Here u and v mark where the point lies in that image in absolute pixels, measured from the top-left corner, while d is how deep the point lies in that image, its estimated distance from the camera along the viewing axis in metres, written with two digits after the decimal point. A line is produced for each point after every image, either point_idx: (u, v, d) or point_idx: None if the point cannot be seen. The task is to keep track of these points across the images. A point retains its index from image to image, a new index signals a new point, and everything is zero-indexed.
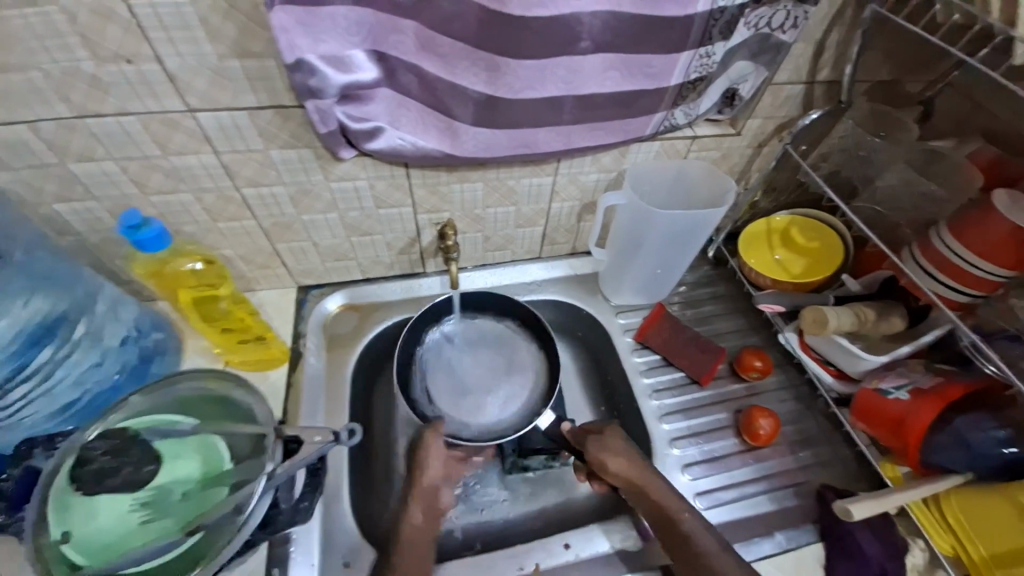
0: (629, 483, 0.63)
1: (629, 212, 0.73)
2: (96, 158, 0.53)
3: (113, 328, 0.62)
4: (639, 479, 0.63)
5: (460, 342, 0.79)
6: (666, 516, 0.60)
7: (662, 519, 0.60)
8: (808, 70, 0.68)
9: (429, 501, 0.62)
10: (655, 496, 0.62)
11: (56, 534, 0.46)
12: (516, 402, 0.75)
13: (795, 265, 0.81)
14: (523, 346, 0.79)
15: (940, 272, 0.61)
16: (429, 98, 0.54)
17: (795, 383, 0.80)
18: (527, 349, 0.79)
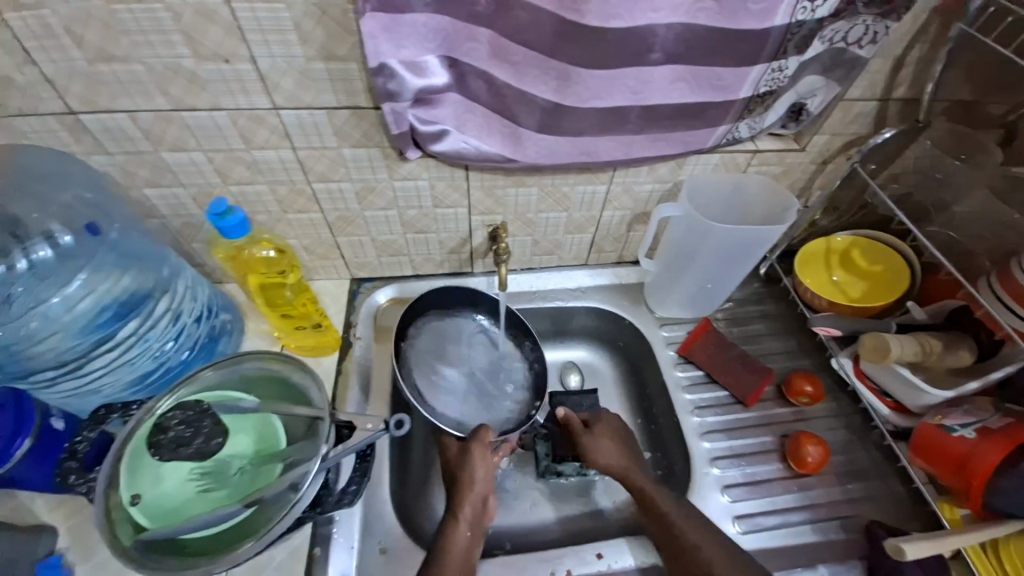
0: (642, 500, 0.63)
1: (684, 224, 0.72)
2: (187, 149, 0.58)
3: (191, 306, 0.65)
4: (654, 498, 0.63)
5: (453, 337, 0.77)
6: (663, 521, 0.61)
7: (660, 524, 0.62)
8: (883, 87, 0.66)
9: (471, 502, 0.60)
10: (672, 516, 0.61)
11: (126, 496, 0.48)
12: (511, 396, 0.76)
13: (853, 289, 0.78)
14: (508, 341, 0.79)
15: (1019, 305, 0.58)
16: (497, 105, 0.56)
17: (847, 412, 0.77)
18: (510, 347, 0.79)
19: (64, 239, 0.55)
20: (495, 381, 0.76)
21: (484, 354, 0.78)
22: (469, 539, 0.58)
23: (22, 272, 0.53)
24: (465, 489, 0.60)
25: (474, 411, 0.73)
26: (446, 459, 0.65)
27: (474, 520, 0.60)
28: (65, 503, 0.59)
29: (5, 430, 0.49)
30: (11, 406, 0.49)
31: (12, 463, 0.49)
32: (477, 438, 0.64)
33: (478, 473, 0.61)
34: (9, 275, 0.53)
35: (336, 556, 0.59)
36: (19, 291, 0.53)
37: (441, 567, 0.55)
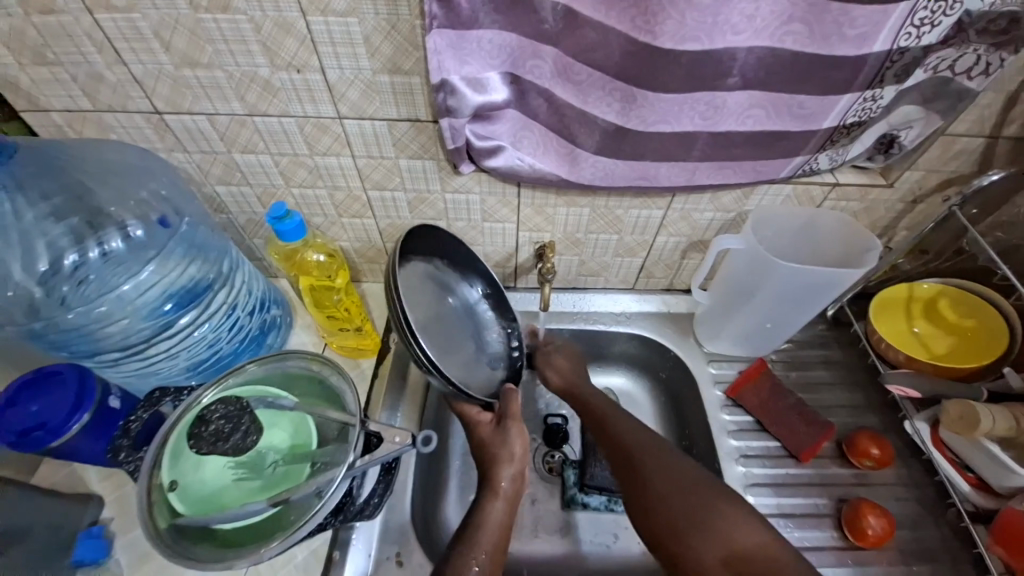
0: (624, 449, 0.60)
1: (745, 258, 0.67)
2: (256, 151, 0.60)
3: (246, 298, 0.68)
4: (632, 446, 0.59)
5: (421, 285, 0.62)
6: (619, 444, 0.60)
7: (616, 447, 0.61)
8: (994, 123, 0.58)
9: (510, 482, 0.56)
10: (644, 460, 0.58)
11: (166, 481, 0.50)
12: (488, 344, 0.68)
13: (937, 344, 0.69)
14: (465, 285, 0.68)
15: None
16: (556, 123, 0.54)
17: (918, 482, 0.68)
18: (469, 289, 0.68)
19: (135, 232, 0.59)
20: (471, 331, 0.66)
21: (446, 306, 0.65)
22: (506, 516, 0.54)
23: (94, 261, 0.57)
24: (500, 466, 0.56)
25: (476, 372, 0.64)
26: (477, 437, 0.59)
27: (511, 498, 0.56)
28: (112, 476, 0.64)
29: (67, 404, 0.52)
30: (74, 384, 0.53)
31: (67, 437, 0.52)
32: (510, 414, 0.59)
33: (514, 447, 0.57)
34: (81, 263, 0.56)
35: (354, 556, 0.59)
36: (90, 278, 0.56)
37: (472, 541, 0.51)
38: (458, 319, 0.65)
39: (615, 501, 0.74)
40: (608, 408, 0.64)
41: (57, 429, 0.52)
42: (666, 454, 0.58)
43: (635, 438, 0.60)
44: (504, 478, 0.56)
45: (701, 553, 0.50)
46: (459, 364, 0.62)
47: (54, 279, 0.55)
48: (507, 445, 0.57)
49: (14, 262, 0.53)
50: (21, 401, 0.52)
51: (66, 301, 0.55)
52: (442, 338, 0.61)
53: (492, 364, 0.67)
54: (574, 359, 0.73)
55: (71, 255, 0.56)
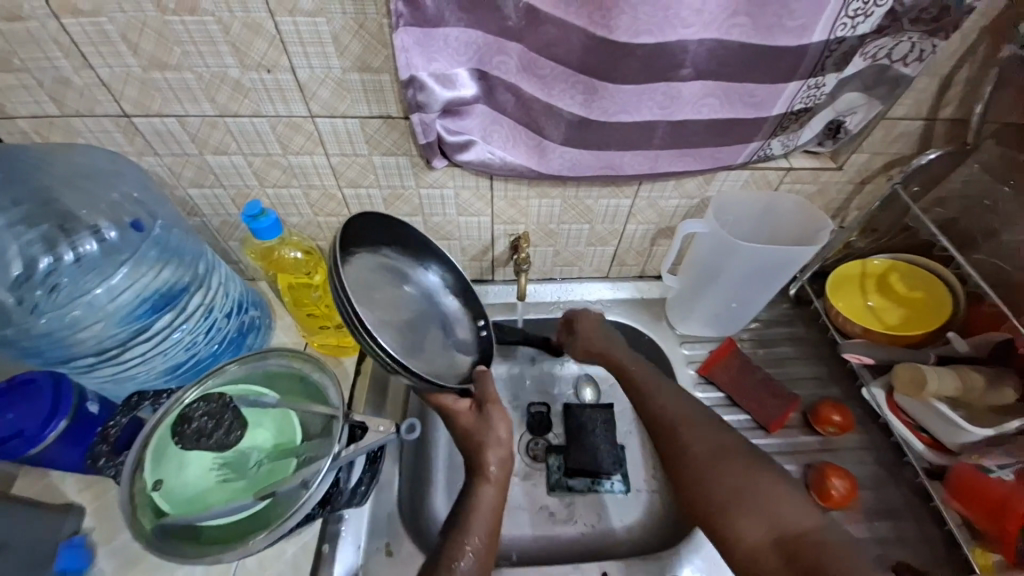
0: (668, 424, 0.62)
1: (710, 241, 0.70)
2: (228, 152, 0.61)
3: (224, 300, 0.67)
4: (673, 421, 0.62)
5: (373, 279, 0.62)
6: (665, 422, 0.62)
7: (661, 425, 0.63)
8: (929, 106, 0.63)
9: (499, 467, 0.58)
10: (688, 438, 0.60)
11: (150, 480, 0.51)
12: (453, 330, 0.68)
13: (891, 316, 0.74)
14: (421, 274, 0.68)
15: None
16: (523, 117, 0.57)
17: (878, 445, 0.73)
18: (427, 277, 0.68)
19: (108, 233, 0.59)
20: (433, 317, 0.67)
21: (402, 297, 0.64)
22: (497, 499, 0.56)
23: (67, 264, 0.57)
24: (487, 450, 0.58)
25: (443, 357, 0.65)
26: (458, 425, 0.60)
27: (501, 482, 0.58)
28: (92, 486, 0.63)
29: (43, 412, 0.52)
30: (50, 392, 0.53)
31: (43, 446, 0.52)
32: (491, 399, 0.60)
33: (500, 431, 0.59)
34: (55, 266, 0.56)
35: (343, 552, 0.59)
36: (63, 281, 0.56)
37: (463, 527, 0.54)
38: (416, 307, 0.65)
39: (598, 482, 0.77)
40: (651, 384, 0.67)
41: (32, 437, 0.51)
42: (717, 434, 0.60)
43: (683, 418, 0.62)
44: (492, 462, 0.57)
45: (748, 532, 0.51)
46: (425, 352, 0.63)
47: (27, 284, 0.55)
48: (494, 429, 0.59)
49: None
50: None
51: (40, 304, 0.55)
52: (403, 330, 0.61)
53: (459, 344, 0.68)
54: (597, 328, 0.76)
55: (44, 258, 0.56)
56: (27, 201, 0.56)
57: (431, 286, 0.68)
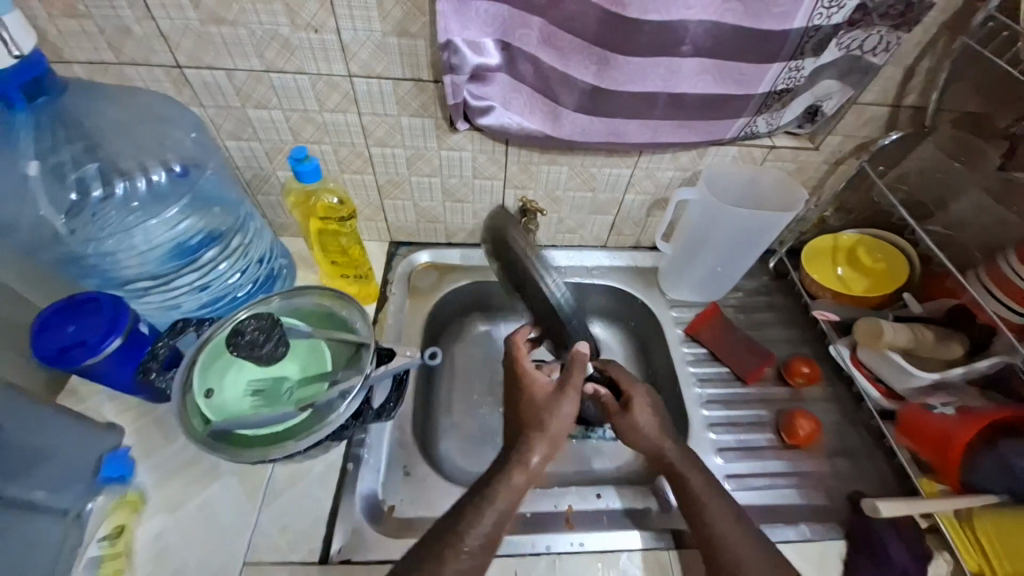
0: (691, 496, 0.61)
1: (700, 209, 0.78)
2: (268, 107, 0.66)
3: (258, 246, 0.73)
4: (699, 492, 0.61)
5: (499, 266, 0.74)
6: (691, 496, 0.61)
7: (688, 500, 0.61)
8: (895, 94, 0.72)
9: (549, 440, 0.59)
10: (719, 521, 0.58)
11: (200, 390, 0.57)
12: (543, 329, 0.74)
13: (857, 284, 0.83)
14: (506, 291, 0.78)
15: (998, 290, 0.65)
16: (541, 85, 0.64)
17: (841, 396, 0.81)
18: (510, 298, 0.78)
19: (177, 168, 0.65)
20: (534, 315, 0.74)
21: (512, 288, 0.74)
22: (525, 488, 0.57)
23: (140, 191, 0.64)
24: (537, 431, 0.59)
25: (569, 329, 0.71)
26: (532, 397, 0.61)
27: (534, 476, 0.58)
28: (131, 409, 0.67)
29: (104, 324, 0.56)
30: (109, 308, 0.57)
31: (103, 356, 0.56)
32: (572, 382, 0.61)
33: (557, 423, 0.59)
34: (130, 192, 0.63)
35: (365, 472, 0.65)
36: (136, 205, 0.63)
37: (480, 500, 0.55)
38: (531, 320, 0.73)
39: (591, 430, 0.81)
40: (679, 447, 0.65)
41: (94, 347, 0.55)
42: (723, 502, 0.60)
43: (676, 462, 0.63)
44: (535, 454, 0.58)
45: None
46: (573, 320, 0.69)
47: (105, 204, 0.62)
48: (559, 413, 0.60)
49: (51, 191, 0.59)
50: (59, 322, 0.55)
51: (117, 223, 0.62)
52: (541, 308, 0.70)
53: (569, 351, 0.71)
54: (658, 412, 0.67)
55: (120, 183, 0.63)
56: (83, 138, 0.61)
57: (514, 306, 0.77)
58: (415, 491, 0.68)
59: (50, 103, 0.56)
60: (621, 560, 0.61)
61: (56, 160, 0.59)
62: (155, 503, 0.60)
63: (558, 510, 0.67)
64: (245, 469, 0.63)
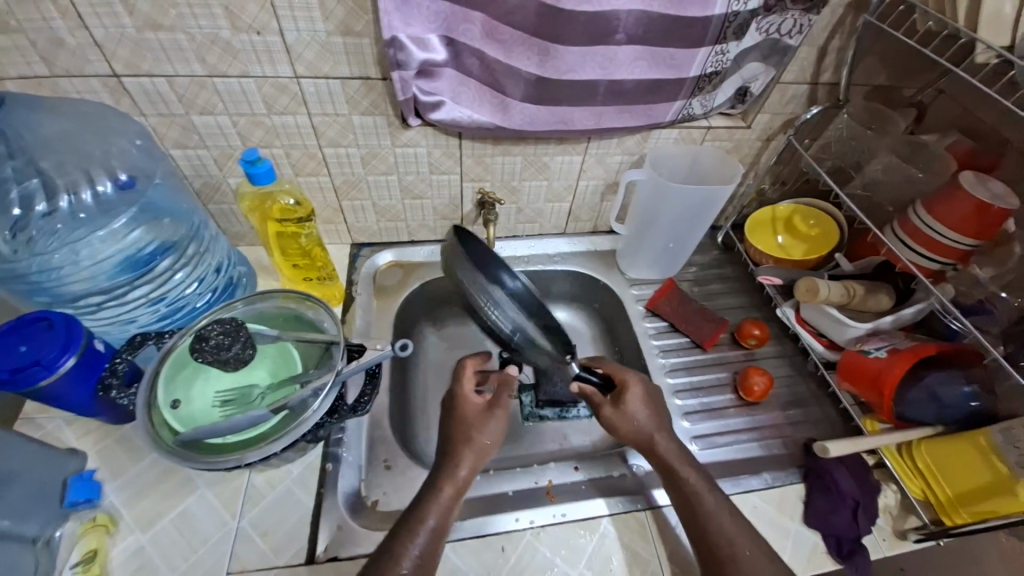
0: (668, 464, 0.63)
1: (649, 188, 0.82)
2: (214, 113, 0.66)
3: (214, 255, 0.72)
4: (674, 460, 0.63)
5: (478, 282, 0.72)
6: (668, 465, 0.63)
7: (666, 467, 0.63)
8: (811, 72, 0.79)
9: (473, 451, 0.61)
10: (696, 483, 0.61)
11: (166, 402, 0.56)
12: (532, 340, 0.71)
13: (795, 249, 0.90)
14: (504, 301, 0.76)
15: (912, 240, 0.72)
16: (487, 77, 0.66)
17: (790, 353, 0.88)
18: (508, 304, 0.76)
19: (123, 177, 0.63)
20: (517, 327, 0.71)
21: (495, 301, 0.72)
22: (452, 500, 0.57)
23: (87, 203, 0.62)
24: (464, 443, 0.61)
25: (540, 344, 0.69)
26: (461, 412, 0.64)
27: (461, 487, 0.58)
28: (93, 432, 0.64)
29: (58, 341, 0.54)
30: (63, 327, 0.55)
31: (59, 375, 0.54)
32: (500, 402, 0.65)
33: (486, 438, 0.62)
34: (76, 205, 0.61)
35: (345, 469, 0.65)
36: (84, 218, 0.61)
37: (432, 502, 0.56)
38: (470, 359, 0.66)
39: (566, 410, 0.83)
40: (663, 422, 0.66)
41: (51, 365, 0.53)
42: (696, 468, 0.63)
43: (657, 433, 0.65)
44: (462, 467, 0.59)
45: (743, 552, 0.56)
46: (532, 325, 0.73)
47: (51, 219, 0.60)
48: (487, 430, 0.62)
49: None
50: (9, 343, 0.53)
51: (66, 237, 0.60)
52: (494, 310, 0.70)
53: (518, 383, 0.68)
54: (650, 391, 0.69)
55: (65, 196, 0.60)
56: (21, 153, 0.58)
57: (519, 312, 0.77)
58: (397, 483, 0.67)
59: None
60: (602, 525, 0.64)
61: None
62: (127, 523, 0.59)
63: (538, 486, 0.70)
64: (220, 480, 0.62)
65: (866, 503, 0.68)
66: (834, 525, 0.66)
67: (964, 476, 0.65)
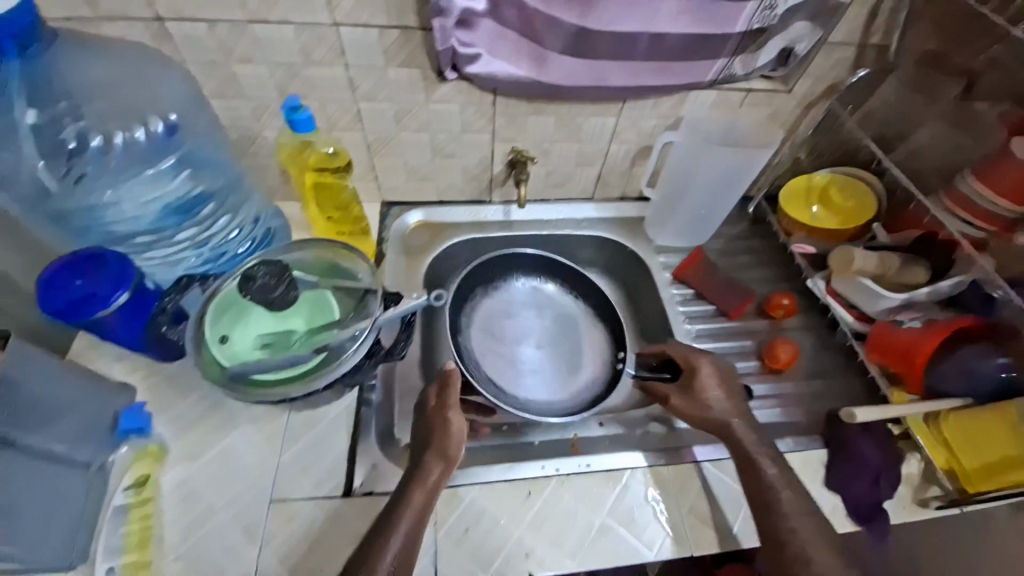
0: (747, 459, 0.63)
1: (684, 152, 0.82)
2: (253, 62, 0.66)
3: (253, 205, 0.74)
4: (750, 452, 0.63)
5: (510, 316, 0.86)
6: (745, 456, 0.63)
7: (742, 459, 0.63)
8: (861, 34, 0.74)
9: (439, 451, 0.59)
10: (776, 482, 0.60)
11: (214, 337, 0.59)
12: (575, 366, 0.83)
13: (829, 222, 0.87)
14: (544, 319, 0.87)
15: (955, 209, 0.72)
16: (526, 30, 0.65)
17: (818, 325, 0.87)
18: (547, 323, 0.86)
19: (172, 120, 0.64)
20: (557, 359, 0.83)
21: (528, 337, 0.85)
22: (423, 502, 0.56)
23: (140, 142, 0.63)
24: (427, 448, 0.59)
25: (581, 371, 0.82)
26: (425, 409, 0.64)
27: (433, 489, 0.57)
28: (140, 369, 0.67)
29: (112, 278, 0.56)
30: (116, 264, 0.57)
31: (113, 310, 0.56)
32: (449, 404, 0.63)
33: (453, 439, 0.60)
34: (130, 143, 0.62)
35: (377, 415, 0.67)
36: (137, 157, 0.63)
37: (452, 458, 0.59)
38: (535, 388, 0.80)
39: None
40: (741, 413, 0.66)
41: (105, 300, 0.56)
42: (767, 458, 0.62)
43: (733, 424, 0.65)
44: (434, 470, 0.58)
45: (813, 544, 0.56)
46: (553, 321, 0.87)
47: (104, 156, 0.61)
48: (451, 430, 0.60)
49: (43, 140, 0.58)
50: (66, 276, 0.56)
51: (117, 174, 0.61)
52: (519, 331, 0.85)
53: (583, 384, 0.81)
54: (723, 377, 0.70)
55: (118, 134, 0.61)
56: (78, 89, 0.60)
57: (563, 323, 0.87)
58: None
59: (41, 51, 0.56)
60: (625, 478, 0.66)
61: (54, 111, 0.59)
62: (176, 453, 0.62)
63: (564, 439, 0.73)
64: (258, 420, 0.65)
65: (889, 473, 0.69)
66: (855, 491, 0.68)
67: (992, 448, 0.65)
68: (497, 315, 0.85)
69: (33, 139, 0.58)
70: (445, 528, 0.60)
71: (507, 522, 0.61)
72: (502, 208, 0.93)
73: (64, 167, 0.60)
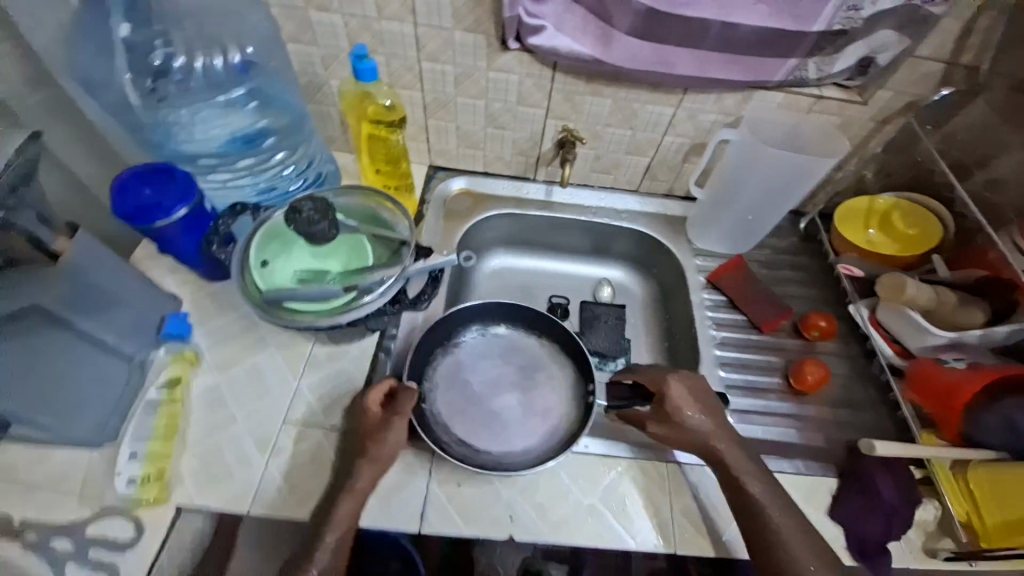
0: (742, 491, 0.60)
1: (739, 151, 0.79)
2: (330, 11, 0.69)
3: (308, 146, 0.78)
4: (748, 485, 0.60)
5: (474, 363, 0.75)
6: (734, 484, 0.60)
7: (731, 487, 0.60)
8: (952, 49, 0.69)
9: (373, 464, 0.58)
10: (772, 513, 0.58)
11: (256, 261, 0.63)
12: (550, 408, 0.72)
13: (885, 247, 0.83)
14: (515, 357, 0.76)
15: None
16: (596, 6, 0.66)
17: (856, 355, 0.83)
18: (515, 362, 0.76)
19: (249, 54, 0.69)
20: (535, 406, 0.72)
21: (496, 385, 0.74)
22: (351, 513, 0.55)
23: (217, 70, 0.68)
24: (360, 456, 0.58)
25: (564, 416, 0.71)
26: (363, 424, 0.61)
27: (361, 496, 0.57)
28: (190, 283, 0.73)
29: (176, 191, 0.61)
30: (181, 180, 0.62)
31: (173, 220, 0.61)
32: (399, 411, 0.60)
33: (384, 449, 0.59)
34: (208, 70, 0.68)
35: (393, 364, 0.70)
36: (212, 84, 0.68)
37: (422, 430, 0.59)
38: (516, 444, 0.69)
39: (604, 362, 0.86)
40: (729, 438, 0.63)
41: (167, 210, 0.60)
42: (768, 487, 0.60)
43: (725, 451, 0.62)
44: (361, 477, 0.57)
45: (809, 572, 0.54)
46: (520, 361, 0.76)
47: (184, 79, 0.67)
48: (385, 441, 0.59)
49: (136, 56, 0.64)
50: (136, 185, 0.61)
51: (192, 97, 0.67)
52: (485, 382, 0.74)
53: (563, 428, 0.70)
54: (697, 392, 0.65)
55: (200, 59, 0.67)
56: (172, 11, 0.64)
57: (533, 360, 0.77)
58: None
59: None
60: (622, 466, 0.66)
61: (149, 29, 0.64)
62: (207, 362, 0.67)
63: None
64: (283, 348, 0.69)
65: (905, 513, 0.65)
66: (862, 526, 0.64)
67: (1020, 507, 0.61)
68: (473, 355, 0.75)
69: (126, 54, 0.63)
70: (439, 478, 0.62)
71: (498, 483, 0.63)
72: (545, 188, 0.94)
73: (149, 84, 0.65)
